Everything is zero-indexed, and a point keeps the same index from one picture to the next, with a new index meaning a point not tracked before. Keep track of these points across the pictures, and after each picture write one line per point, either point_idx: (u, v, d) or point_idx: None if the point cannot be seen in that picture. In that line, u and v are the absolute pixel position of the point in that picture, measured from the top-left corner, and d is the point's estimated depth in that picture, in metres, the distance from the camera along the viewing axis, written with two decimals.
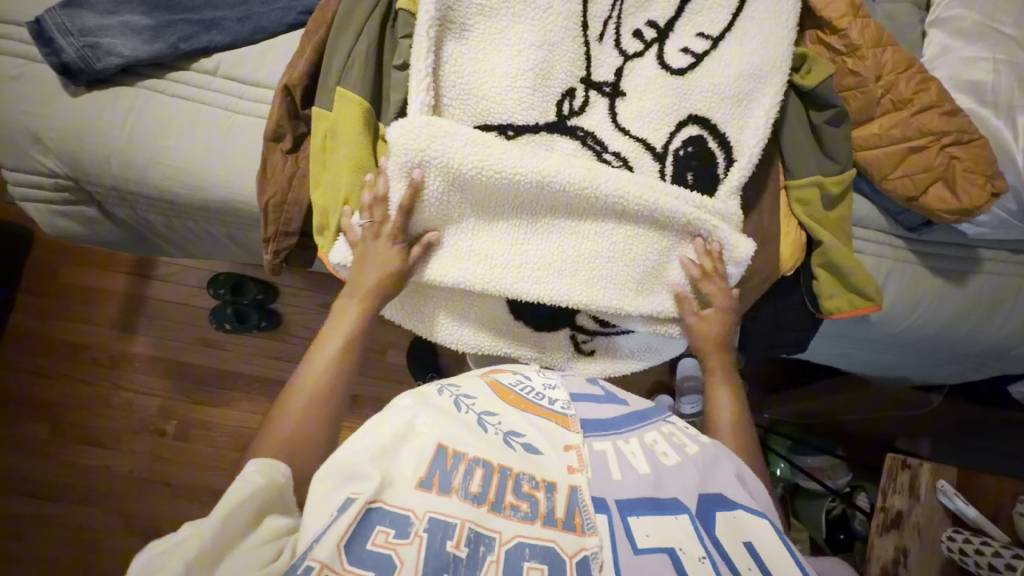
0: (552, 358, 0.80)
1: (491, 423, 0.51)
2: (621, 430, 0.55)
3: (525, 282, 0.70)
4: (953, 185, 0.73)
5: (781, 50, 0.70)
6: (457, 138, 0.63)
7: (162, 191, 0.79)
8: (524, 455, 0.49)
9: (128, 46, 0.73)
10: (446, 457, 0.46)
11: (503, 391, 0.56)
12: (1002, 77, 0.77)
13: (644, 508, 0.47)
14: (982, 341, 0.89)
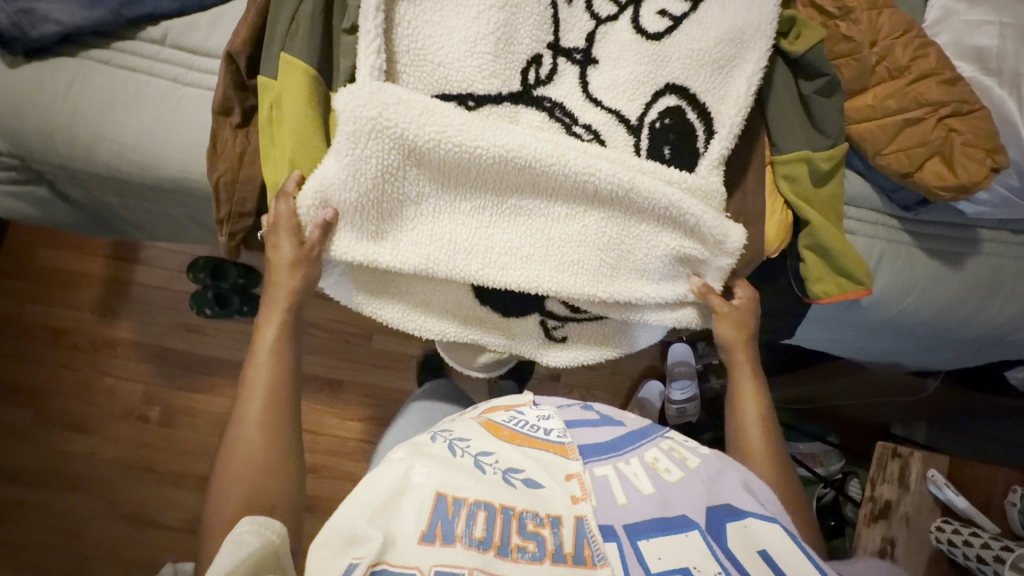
0: (522, 345, 0.76)
1: (489, 463, 0.50)
2: (622, 452, 0.52)
3: (491, 267, 0.67)
4: (951, 160, 0.68)
5: (767, 11, 0.64)
6: (411, 110, 0.59)
7: (117, 170, 0.75)
8: (526, 491, 0.47)
9: (66, 11, 0.68)
10: (446, 504, 0.45)
11: (497, 429, 0.55)
12: (1007, 43, 0.71)
13: (654, 530, 0.45)
14: (980, 325, 0.85)
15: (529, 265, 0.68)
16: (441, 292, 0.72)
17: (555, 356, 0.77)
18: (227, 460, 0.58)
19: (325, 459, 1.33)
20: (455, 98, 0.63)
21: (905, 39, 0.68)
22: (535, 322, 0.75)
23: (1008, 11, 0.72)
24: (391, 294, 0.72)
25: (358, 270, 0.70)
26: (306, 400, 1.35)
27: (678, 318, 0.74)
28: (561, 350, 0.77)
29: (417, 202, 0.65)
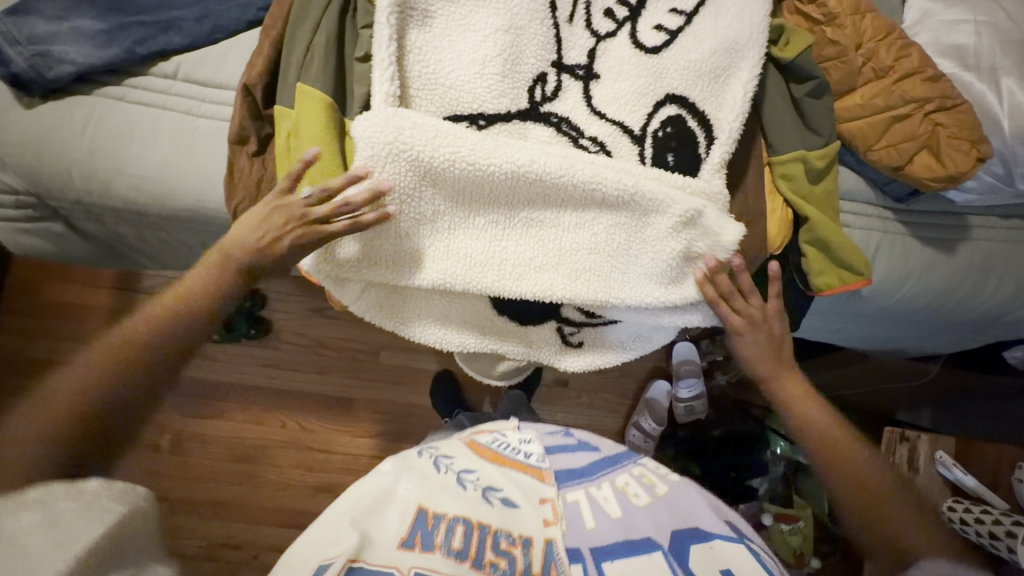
0: (539, 352, 0.78)
1: (470, 480, 0.56)
2: (594, 477, 0.60)
3: (507, 279, 0.69)
4: (938, 152, 0.71)
5: (758, 21, 0.67)
6: (426, 132, 0.62)
7: (133, 204, 0.77)
8: (501, 508, 0.54)
9: (81, 52, 0.70)
10: (427, 517, 0.51)
11: (478, 449, 0.62)
12: (983, 40, 0.76)
13: (619, 552, 0.51)
14: (977, 308, 0.88)
15: (543, 274, 0.69)
16: (459, 304, 0.74)
17: (574, 363, 0.80)
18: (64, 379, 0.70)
19: (339, 478, 1.34)
20: (468, 117, 0.65)
21: (887, 41, 0.72)
22: (551, 329, 0.78)
23: (982, 10, 0.77)
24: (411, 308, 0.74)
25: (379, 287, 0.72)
26: (316, 420, 1.36)
27: (693, 315, 0.76)
28: (580, 357, 0.79)
29: (433, 220, 0.67)
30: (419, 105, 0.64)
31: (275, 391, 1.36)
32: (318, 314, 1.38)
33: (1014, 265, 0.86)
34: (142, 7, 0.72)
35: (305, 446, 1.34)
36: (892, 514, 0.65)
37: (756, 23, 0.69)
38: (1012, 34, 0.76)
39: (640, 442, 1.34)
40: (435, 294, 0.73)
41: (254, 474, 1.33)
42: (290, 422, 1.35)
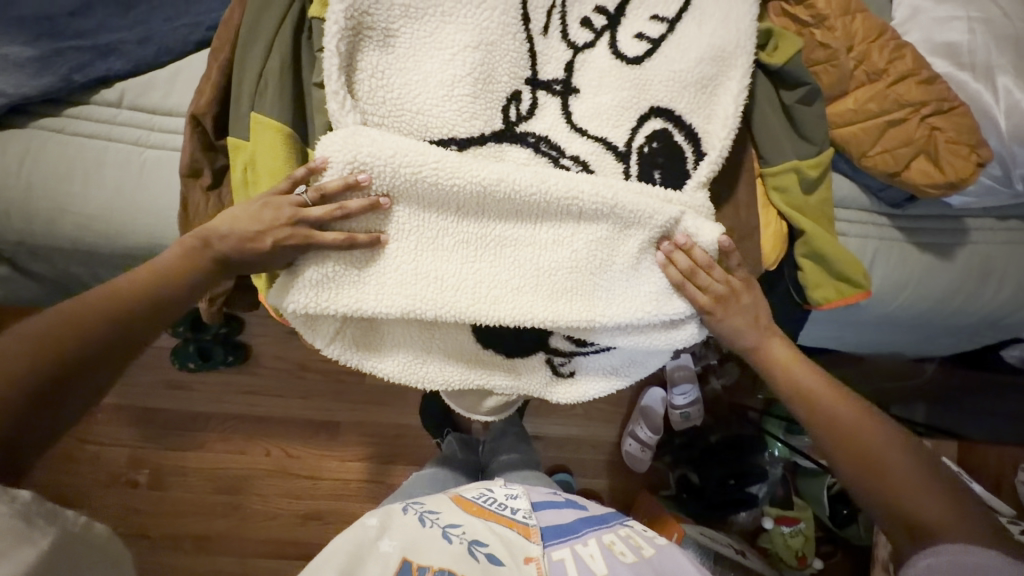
0: (527, 383, 0.74)
1: (456, 534, 0.57)
2: (580, 534, 0.61)
3: (482, 302, 0.63)
4: (936, 157, 0.68)
5: (743, 30, 0.64)
6: (387, 144, 0.57)
7: (80, 243, 0.71)
8: (487, 564, 0.54)
9: (12, 83, 0.64)
10: (411, 567, 0.51)
11: (466, 505, 0.64)
12: (977, 37, 0.73)
13: None
14: (977, 312, 0.85)
15: (521, 296, 0.64)
16: (439, 338, 0.70)
17: (563, 395, 0.76)
18: None
19: (329, 505, 1.29)
20: (440, 140, 0.61)
21: (880, 42, 0.68)
22: (540, 361, 0.74)
23: (973, 6, 0.74)
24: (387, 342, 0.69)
25: (350, 321, 0.67)
26: (301, 446, 1.30)
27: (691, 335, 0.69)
28: (572, 390, 0.75)
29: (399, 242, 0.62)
30: (375, 126, 0.59)
31: (257, 419, 1.30)
32: (298, 336, 1.32)
33: (1013, 268, 0.83)
34: (78, 30, 0.66)
35: (292, 473, 1.29)
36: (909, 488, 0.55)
37: (741, 29, 0.65)
38: (1005, 30, 0.73)
39: (636, 451, 1.31)
40: (413, 327, 0.69)
41: (240, 506, 1.27)
42: (275, 450, 1.29)
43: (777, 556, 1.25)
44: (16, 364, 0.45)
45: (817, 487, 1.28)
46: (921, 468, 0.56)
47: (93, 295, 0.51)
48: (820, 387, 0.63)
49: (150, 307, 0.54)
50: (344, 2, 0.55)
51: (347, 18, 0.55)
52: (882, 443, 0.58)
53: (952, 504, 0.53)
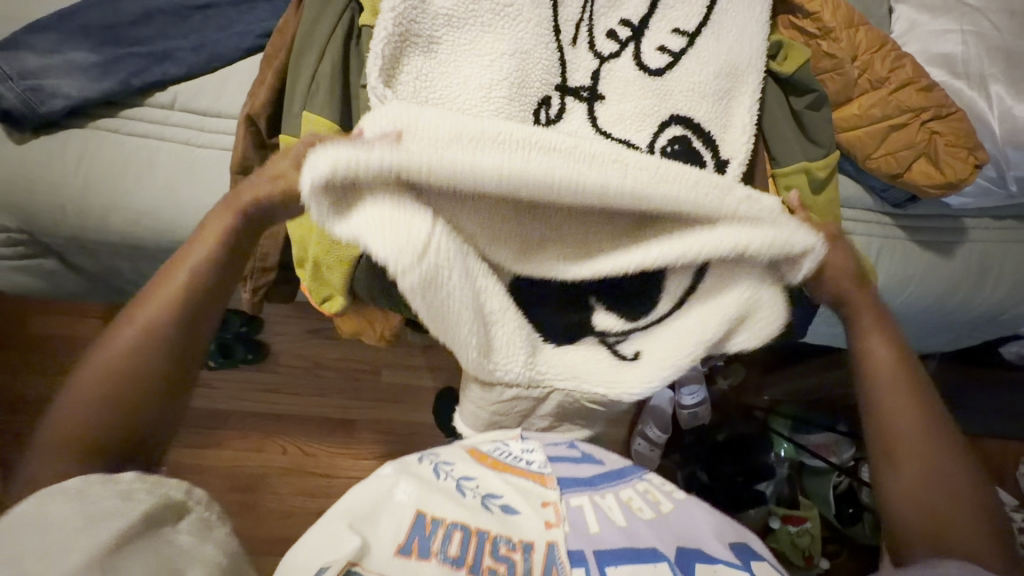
0: (586, 377, 0.64)
1: (469, 488, 0.57)
2: (597, 486, 0.59)
3: (549, 198, 0.52)
4: (937, 160, 0.73)
5: (755, 45, 0.70)
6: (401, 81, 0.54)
7: (130, 237, 0.75)
8: (501, 516, 0.54)
9: (74, 86, 0.69)
10: (423, 522, 0.51)
11: (482, 456, 0.62)
12: (970, 49, 0.79)
13: (623, 558, 0.51)
14: (975, 307, 0.90)
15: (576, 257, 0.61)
16: (498, 321, 0.60)
17: (640, 386, 0.61)
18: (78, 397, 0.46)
19: None
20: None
21: (882, 52, 0.73)
22: (594, 345, 0.65)
23: (966, 20, 0.79)
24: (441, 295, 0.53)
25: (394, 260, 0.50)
26: (318, 444, 1.32)
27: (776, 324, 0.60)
28: (649, 373, 0.61)
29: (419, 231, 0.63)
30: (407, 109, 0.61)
31: (276, 416, 1.33)
32: (318, 335, 1.36)
33: (1008, 265, 0.88)
34: (137, 36, 0.71)
35: (308, 471, 1.31)
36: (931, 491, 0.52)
37: (755, 40, 0.70)
38: (997, 42, 0.78)
39: (646, 451, 1.34)
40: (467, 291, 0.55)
41: (255, 504, 1.28)
42: (292, 447, 1.32)
43: (785, 555, 1.27)
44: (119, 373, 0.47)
45: (821, 485, 1.32)
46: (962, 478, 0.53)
47: (148, 297, 0.49)
48: (887, 360, 0.56)
49: (202, 299, 0.50)
50: (393, 12, 0.60)
51: (395, 26, 0.60)
52: (931, 443, 0.53)
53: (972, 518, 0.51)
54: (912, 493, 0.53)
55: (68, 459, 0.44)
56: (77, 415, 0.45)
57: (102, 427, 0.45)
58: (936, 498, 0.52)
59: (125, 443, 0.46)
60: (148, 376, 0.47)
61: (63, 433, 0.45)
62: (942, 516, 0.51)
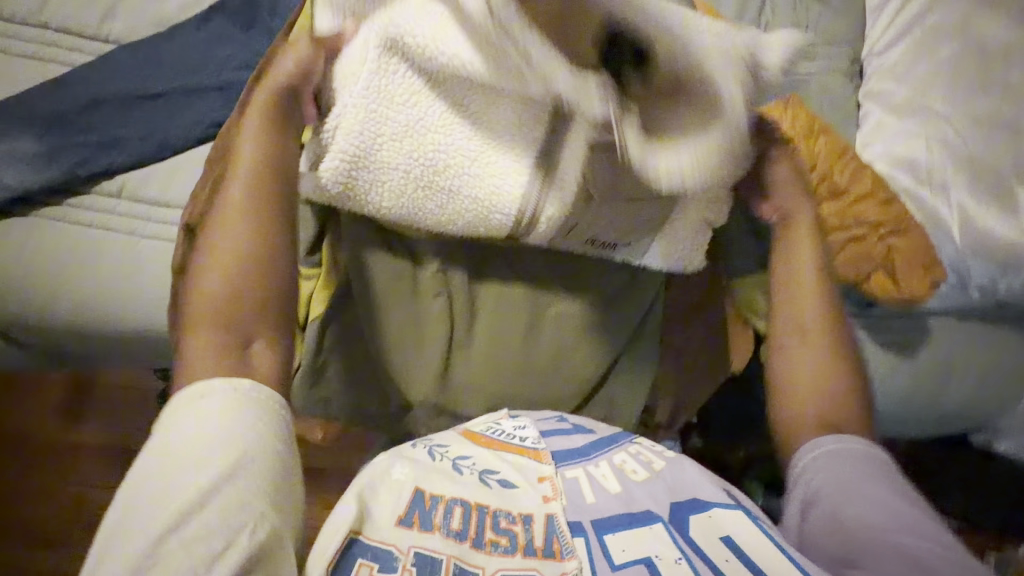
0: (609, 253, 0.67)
1: (466, 465, 0.54)
2: (591, 456, 0.58)
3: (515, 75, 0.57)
4: (896, 274, 0.72)
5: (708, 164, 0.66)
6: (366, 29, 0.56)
7: (72, 325, 0.73)
8: (501, 490, 0.53)
9: (16, 176, 0.68)
10: (424, 498, 0.50)
11: (474, 435, 0.58)
12: (933, 154, 0.78)
13: (621, 525, 0.51)
14: (941, 405, 0.89)
15: (551, 164, 0.59)
16: (490, 112, 0.57)
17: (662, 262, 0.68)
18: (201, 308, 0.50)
19: None
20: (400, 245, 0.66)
21: (842, 162, 0.73)
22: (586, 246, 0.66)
23: (931, 126, 0.78)
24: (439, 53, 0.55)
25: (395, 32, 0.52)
26: None
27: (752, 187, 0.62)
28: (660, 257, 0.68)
29: (378, 152, 0.57)
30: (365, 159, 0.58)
31: None
32: None
33: (971, 365, 0.87)
34: (85, 125, 0.70)
35: None
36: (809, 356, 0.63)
37: None
38: (961, 151, 0.78)
39: None
40: None
41: None
42: None
43: None
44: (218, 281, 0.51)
45: None
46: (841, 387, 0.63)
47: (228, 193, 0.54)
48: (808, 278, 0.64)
49: (274, 186, 0.54)
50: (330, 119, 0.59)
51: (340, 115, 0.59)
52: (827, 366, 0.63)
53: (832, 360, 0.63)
54: (815, 397, 0.61)
55: (202, 341, 0.49)
56: (212, 296, 0.50)
57: (231, 305, 0.50)
58: (843, 417, 0.61)
59: (257, 322, 0.51)
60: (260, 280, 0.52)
61: (201, 317, 0.50)
62: (840, 426, 0.60)
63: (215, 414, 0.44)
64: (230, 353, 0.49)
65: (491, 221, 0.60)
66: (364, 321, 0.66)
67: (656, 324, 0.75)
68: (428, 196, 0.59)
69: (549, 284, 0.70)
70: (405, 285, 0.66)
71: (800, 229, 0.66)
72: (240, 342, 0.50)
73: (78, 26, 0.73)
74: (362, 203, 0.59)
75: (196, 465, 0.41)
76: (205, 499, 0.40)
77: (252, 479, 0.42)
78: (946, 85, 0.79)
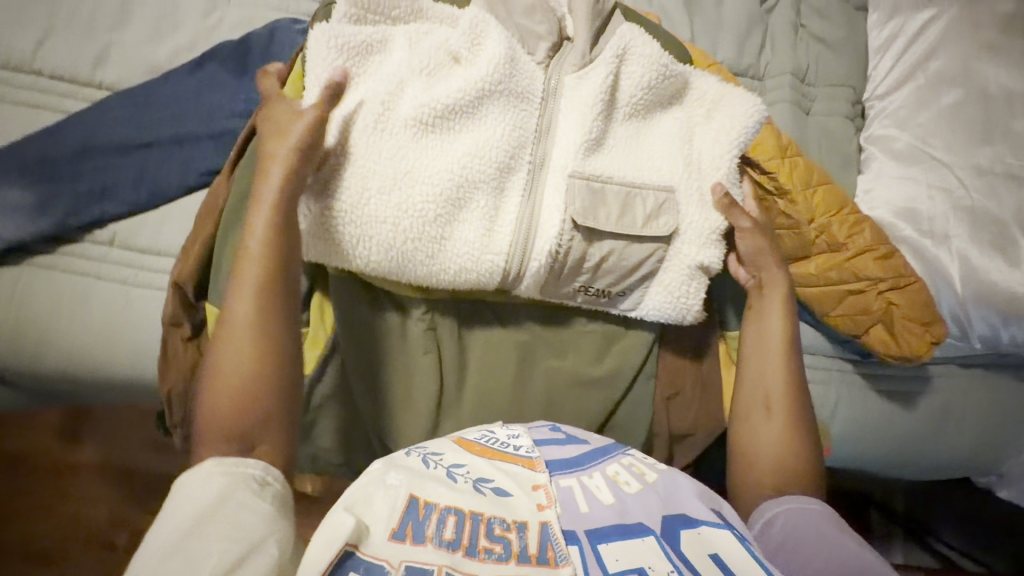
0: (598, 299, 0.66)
1: (461, 472, 0.48)
2: (585, 464, 0.52)
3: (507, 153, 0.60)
4: (893, 330, 0.71)
5: (710, 223, 0.64)
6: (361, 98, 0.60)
7: (60, 374, 0.72)
8: (495, 498, 0.47)
9: (8, 227, 0.68)
10: (417, 507, 0.44)
11: (469, 441, 0.51)
12: (937, 204, 0.76)
13: (615, 534, 0.46)
14: (944, 454, 0.86)
15: (534, 231, 0.61)
16: (485, 185, 0.60)
17: (658, 316, 0.66)
18: (216, 392, 0.50)
19: None
20: (387, 304, 0.65)
21: (840, 215, 0.71)
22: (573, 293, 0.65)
23: (934, 174, 0.76)
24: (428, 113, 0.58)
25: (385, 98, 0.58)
26: None
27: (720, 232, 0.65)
28: (654, 310, 0.66)
29: (366, 207, 0.57)
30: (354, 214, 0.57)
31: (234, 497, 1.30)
32: None
33: (974, 413, 0.85)
34: (76, 173, 0.69)
35: None
36: (760, 425, 0.63)
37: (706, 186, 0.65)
38: (964, 200, 0.75)
39: None
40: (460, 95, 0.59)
41: None
42: None
43: None
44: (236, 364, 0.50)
45: None
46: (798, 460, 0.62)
47: (240, 284, 0.52)
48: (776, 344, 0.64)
49: (285, 269, 0.53)
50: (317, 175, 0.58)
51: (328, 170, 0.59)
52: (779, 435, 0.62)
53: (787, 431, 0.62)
54: (767, 443, 0.62)
55: (216, 450, 0.47)
56: (233, 387, 0.49)
57: (246, 403, 0.49)
58: (796, 465, 0.61)
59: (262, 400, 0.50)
60: (273, 361, 0.51)
61: (217, 427, 0.48)
62: (786, 472, 0.61)
63: (211, 477, 0.45)
64: (239, 434, 0.48)
65: (481, 268, 0.60)
66: (351, 377, 0.65)
67: (648, 383, 0.70)
68: (415, 247, 0.59)
69: (540, 339, 0.69)
70: (386, 346, 0.65)
71: (776, 288, 0.66)
72: (249, 445, 0.48)
73: (71, 73, 0.73)
74: (351, 258, 0.59)
75: (179, 520, 0.41)
76: (174, 549, 0.39)
77: (220, 528, 0.41)
78: (950, 132, 0.77)
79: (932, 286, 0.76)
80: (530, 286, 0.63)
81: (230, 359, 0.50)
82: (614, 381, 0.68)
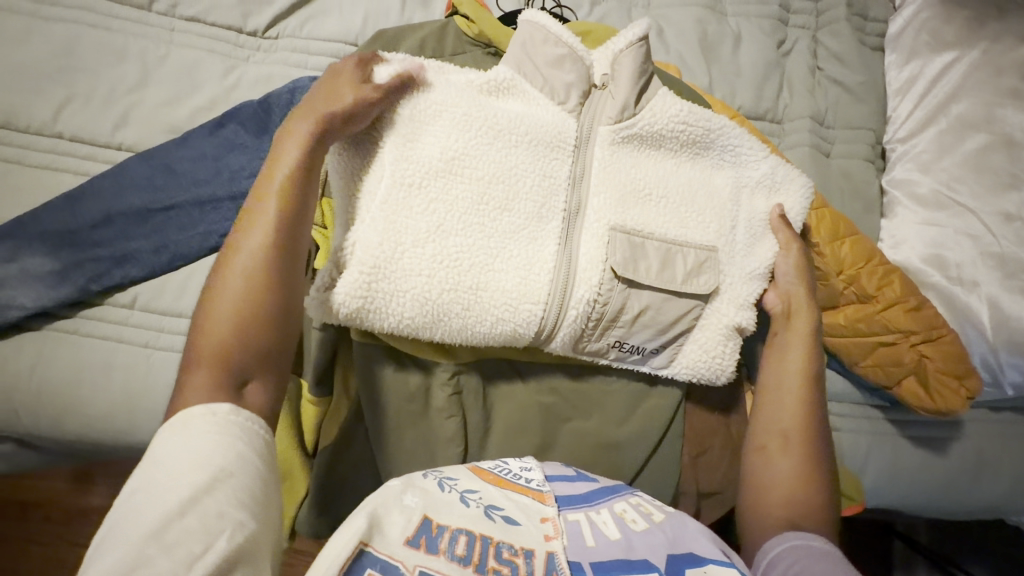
0: (629, 356, 0.65)
1: (474, 498, 0.45)
2: (595, 502, 0.49)
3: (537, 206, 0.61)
4: (925, 381, 0.70)
5: (747, 287, 0.66)
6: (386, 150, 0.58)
7: (80, 438, 0.71)
8: (505, 525, 0.44)
9: (31, 294, 0.68)
10: (431, 526, 0.41)
11: (482, 472, 0.50)
12: (965, 251, 0.75)
13: (620, 569, 0.42)
14: (982, 500, 0.83)
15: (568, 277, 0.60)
16: (520, 241, 0.60)
17: (693, 373, 0.65)
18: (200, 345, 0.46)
19: None
20: (410, 365, 0.64)
21: (869, 267, 0.70)
22: (605, 350, 0.64)
23: (959, 219, 0.76)
24: (461, 164, 0.59)
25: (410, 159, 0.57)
26: None
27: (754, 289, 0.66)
28: (689, 369, 0.65)
29: (399, 262, 0.56)
30: (383, 273, 0.55)
31: None
32: None
33: (1008, 459, 0.83)
34: (96, 239, 0.69)
35: None
36: (777, 464, 0.61)
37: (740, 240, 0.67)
38: (993, 246, 0.74)
39: None
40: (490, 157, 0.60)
41: None
42: None
43: None
44: (226, 317, 0.47)
45: None
46: (813, 499, 0.59)
47: (242, 236, 0.49)
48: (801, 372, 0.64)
49: (304, 220, 0.51)
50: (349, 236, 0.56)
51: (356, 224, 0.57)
52: (795, 476, 0.60)
53: (803, 471, 0.60)
54: (784, 470, 0.60)
55: (205, 380, 0.45)
56: (221, 342, 0.46)
57: (243, 339, 0.47)
58: (805, 501, 0.59)
59: (258, 361, 0.47)
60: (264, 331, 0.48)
61: (210, 355, 0.46)
62: (799, 498, 0.59)
63: (197, 444, 0.40)
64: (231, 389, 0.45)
65: (518, 317, 0.59)
66: (375, 448, 0.64)
67: (676, 443, 0.68)
68: (452, 300, 0.58)
69: (563, 397, 0.67)
70: (405, 392, 0.63)
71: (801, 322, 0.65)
72: (242, 381, 0.46)
73: (93, 137, 0.74)
74: (383, 315, 0.56)
75: (189, 472, 0.38)
76: (188, 506, 0.36)
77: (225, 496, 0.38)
78: (974, 177, 0.76)
79: (962, 332, 0.74)
80: (565, 341, 0.62)
81: (223, 318, 0.47)
82: (643, 440, 0.67)
